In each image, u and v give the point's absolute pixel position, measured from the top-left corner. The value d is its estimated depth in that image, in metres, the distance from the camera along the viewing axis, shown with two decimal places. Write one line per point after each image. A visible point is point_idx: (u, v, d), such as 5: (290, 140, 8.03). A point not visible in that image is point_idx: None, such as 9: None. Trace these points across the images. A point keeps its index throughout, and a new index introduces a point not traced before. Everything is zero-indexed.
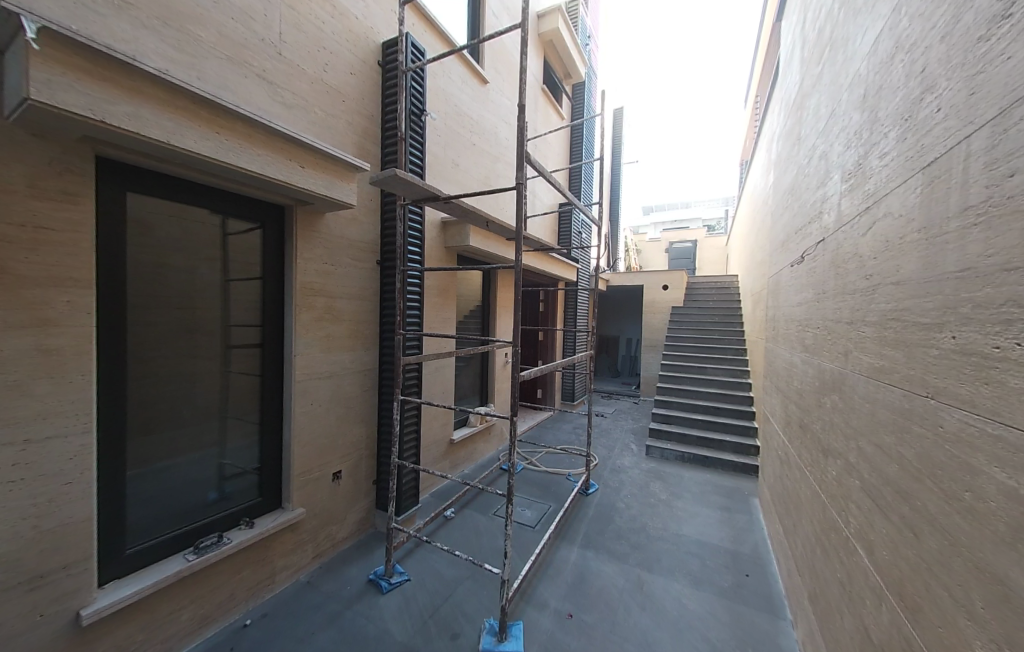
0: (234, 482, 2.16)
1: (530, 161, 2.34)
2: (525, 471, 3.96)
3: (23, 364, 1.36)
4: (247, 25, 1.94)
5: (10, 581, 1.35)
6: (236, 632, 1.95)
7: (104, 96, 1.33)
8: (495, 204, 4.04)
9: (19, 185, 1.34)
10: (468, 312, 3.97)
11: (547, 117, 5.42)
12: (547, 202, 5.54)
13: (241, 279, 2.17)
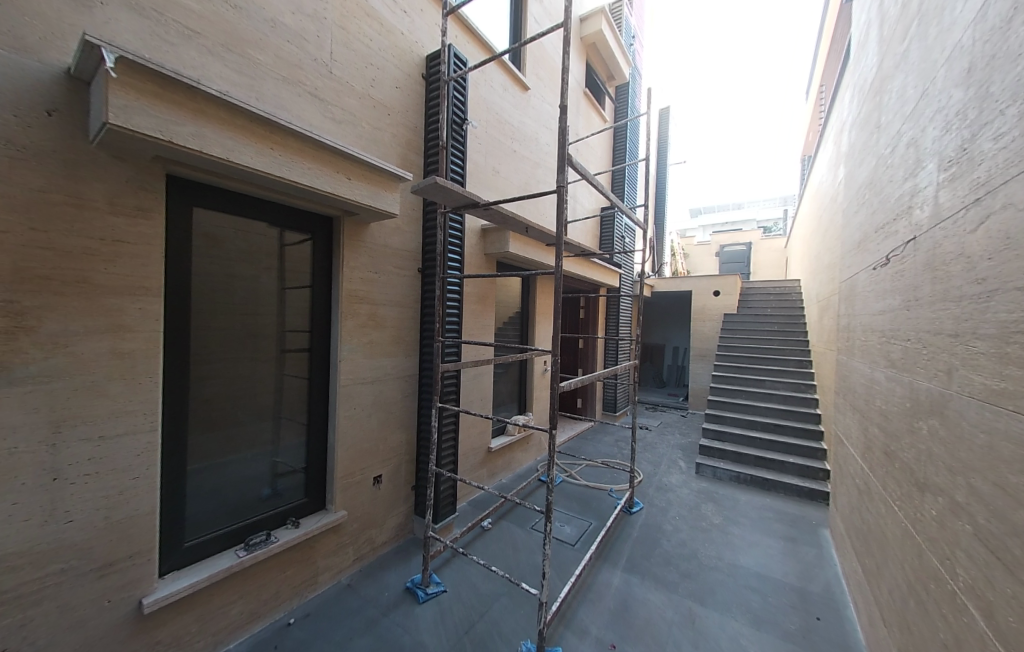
0: (285, 480, 2.25)
1: (572, 164, 2.25)
2: (564, 484, 3.82)
3: (100, 366, 1.48)
4: (300, 46, 2.04)
5: (84, 567, 1.46)
6: (280, 630, 2.00)
7: (171, 118, 1.43)
8: (536, 210, 3.99)
9: (101, 202, 1.47)
10: (506, 319, 3.94)
11: (589, 120, 5.31)
12: (589, 206, 5.41)
13: (294, 286, 2.27)
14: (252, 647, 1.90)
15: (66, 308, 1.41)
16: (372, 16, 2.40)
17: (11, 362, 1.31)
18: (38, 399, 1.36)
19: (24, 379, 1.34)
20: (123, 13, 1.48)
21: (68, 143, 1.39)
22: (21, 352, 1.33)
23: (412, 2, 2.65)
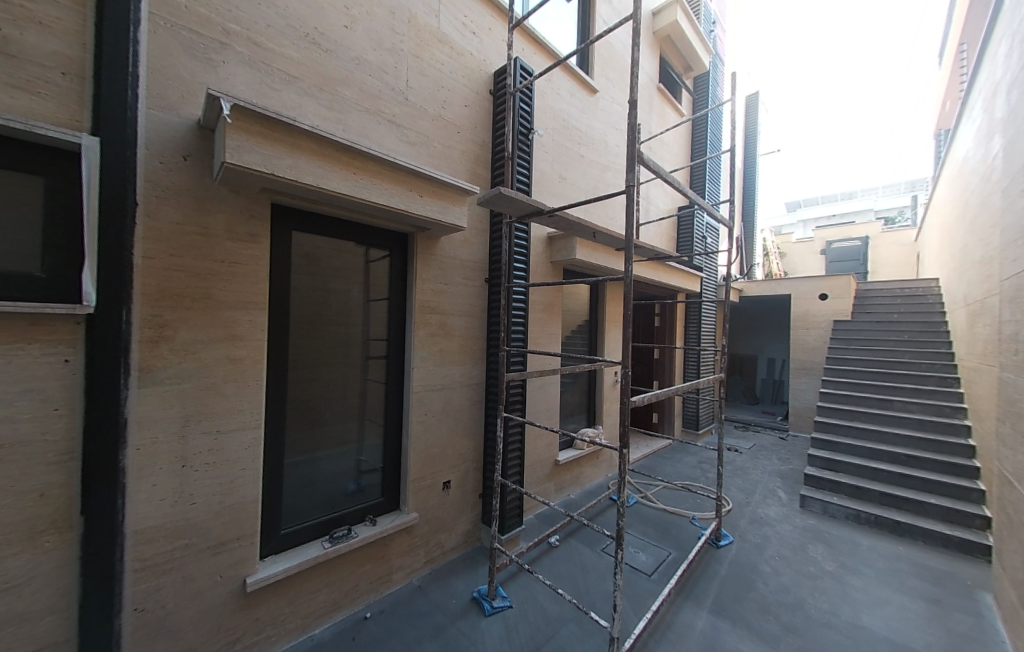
0: (368, 477, 2.41)
1: (644, 163, 2.09)
2: (638, 506, 3.55)
3: (218, 369, 1.73)
4: (380, 78, 2.22)
5: (203, 543, 1.70)
6: (357, 623, 2.12)
7: (273, 153, 1.64)
8: (604, 214, 3.84)
9: (222, 230, 1.73)
10: (574, 328, 3.83)
11: (664, 116, 5.01)
12: (663, 207, 5.06)
13: (376, 298, 2.44)
14: (334, 635, 2.04)
15: (196, 320, 1.67)
16: (444, 41, 2.53)
17: (154, 366, 1.58)
18: (173, 397, 1.62)
19: (163, 380, 1.60)
20: (239, 69, 1.75)
21: (197, 182, 1.66)
22: (161, 357, 1.60)
23: (481, 22, 2.75)
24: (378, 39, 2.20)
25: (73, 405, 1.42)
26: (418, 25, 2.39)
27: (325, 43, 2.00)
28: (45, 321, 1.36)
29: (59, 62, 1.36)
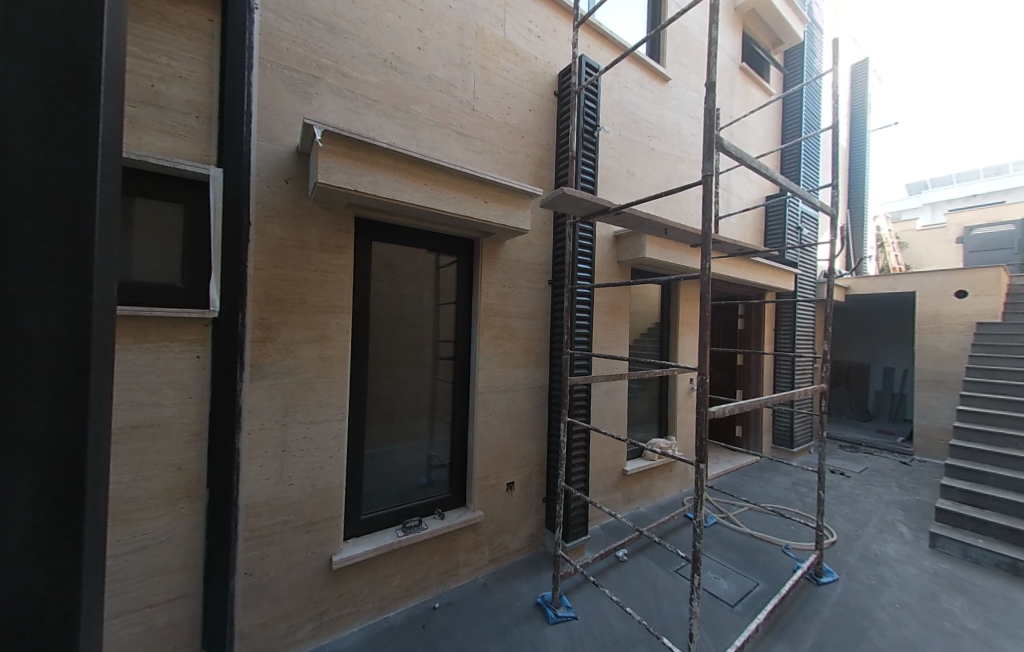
0: (437, 472, 2.52)
1: (723, 149, 1.90)
2: (718, 527, 3.23)
3: (311, 367, 1.95)
4: (449, 93, 2.33)
5: (298, 521, 1.92)
6: (426, 611, 2.22)
7: (356, 171, 1.80)
8: (677, 210, 3.60)
9: (315, 243, 1.95)
10: (643, 331, 3.63)
11: (747, 98, 4.55)
12: (747, 198, 4.58)
13: (445, 302, 2.55)
14: (406, 620, 2.16)
15: (293, 322, 1.90)
16: (509, 49, 2.58)
17: (262, 362, 1.83)
18: (276, 390, 1.86)
19: (269, 374, 1.84)
20: (329, 99, 1.96)
21: (296, 201, 1.89)
22: (267, 355, 1.84)
23: (546, 25, 2.75)
24: (448, 55, 2.32)
25: (202, 393, 1.69)
26: (485, 37, 2.47)
27: (401, 66, 2.16)
28: (183, 323, 1.65)
29: (195, 108, 1.65)
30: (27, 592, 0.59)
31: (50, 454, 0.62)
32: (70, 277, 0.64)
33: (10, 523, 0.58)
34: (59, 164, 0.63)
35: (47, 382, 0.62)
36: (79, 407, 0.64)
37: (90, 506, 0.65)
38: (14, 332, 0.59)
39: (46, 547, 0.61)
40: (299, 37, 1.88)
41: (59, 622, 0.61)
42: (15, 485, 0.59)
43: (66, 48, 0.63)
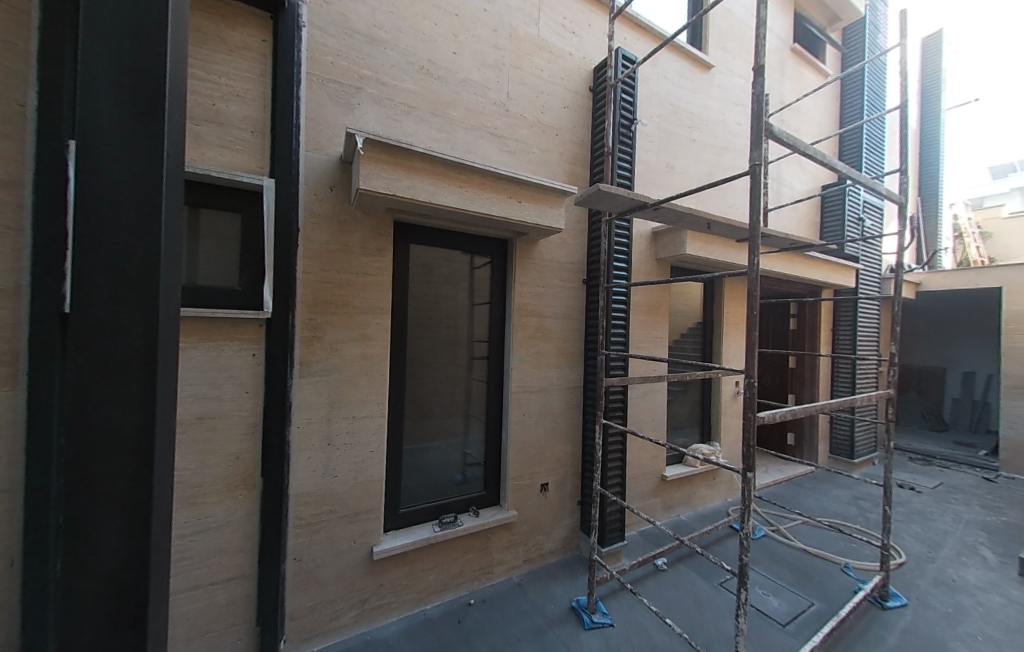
0: (472, 470, 2.56)
1: (774, 136, 1.77)
2: (767, 541, 3.03)
3: (353, 365, 2.04)
4: (484, 95, 2.35)
5: (342, 511, 2.01)
6: (462, 607, 2.26)
7: (395, 176, 1.86)
8: (720, 203, 3.41)
9: (357, 247, 2.04)
10: (684, 332, 3.49)
11: (800, 80, 4.23)
12: (800, 188, 4.27)
13: (479, 302, 2.58)
14: (442, 613, 2.21)
15: (337, 322, 2.00)
16: (543, 47, 2.56)
17: (310, 360, 1.94)
18: (322, 386, 1.96)
19: (316, 371, 1.95)
20: (370, 108, 2.04)
21: (339, 207, 1.99)
22: (314, 353, 1.95)
23: (581, 20, 2.71)
24: (483, 58, 2.34)
25: (257, 388, 1.82)
26: (519, 36, 2.47)
27: (437, 72, 2.21)
28: (241, 323, 1.78)
29: (250, 124, 1.78)
30: (113, 535, 0.79)
31: (127, 436, 0.80)
32: (140, 291, 0.80)
33: (102, 485, 0.78)
34: None
35: (126, 379, 0.80)
36: (147, 399, 0.82)
37: (157, 475, 0.84)
38: (104, 339, 0.77)
39: (124, 504, 0.80)
40: (342, 51, 1.97)
41: (135, 559, 0.81)
42: (105, 454, 0.79)
43: (134, 111, 0.78)
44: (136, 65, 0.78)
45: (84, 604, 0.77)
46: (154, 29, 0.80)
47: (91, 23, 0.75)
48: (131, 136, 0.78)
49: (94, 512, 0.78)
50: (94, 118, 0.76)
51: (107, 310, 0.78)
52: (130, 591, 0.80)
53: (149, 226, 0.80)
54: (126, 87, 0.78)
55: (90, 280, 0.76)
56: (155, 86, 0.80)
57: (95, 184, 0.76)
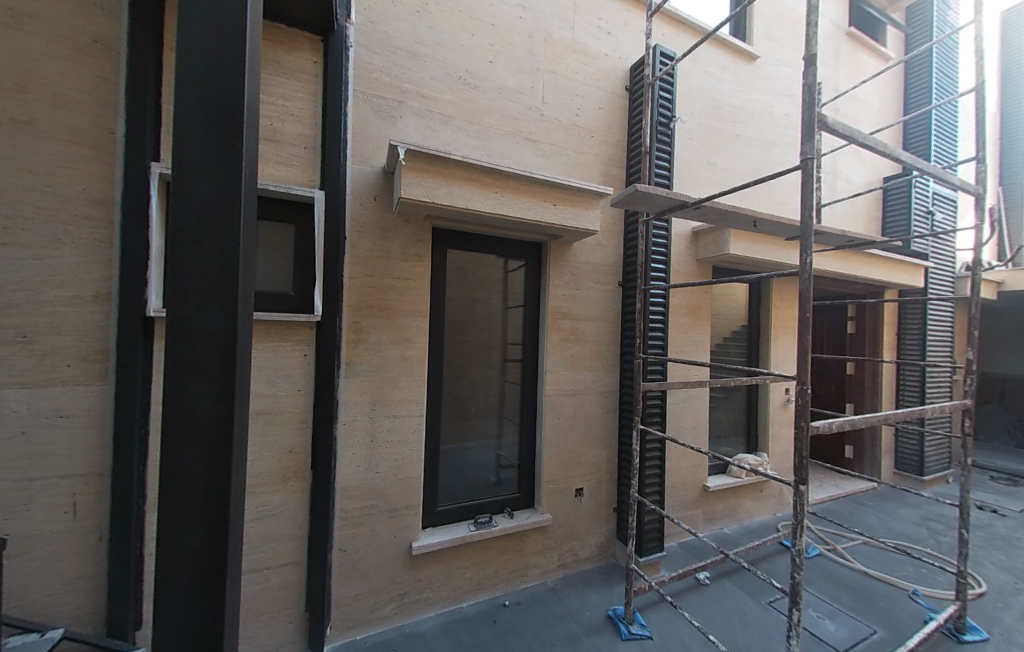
0: (506, 472, 2.58)
1: (827, 127, 1.67)
2: (821, 561, 2.82)
3: (394, 366, 2.12)
4: (519, 101, 2.39)
5: (384, 506, 2.10)
6: (497, 607, 2.28)
7: (434, 184, 1.93)
8: (767, 200, 3.24)
9: (397, 253, 2.13)
10: (727, 335, 3.33)
11: (857, 65, 3.94)
12: (858, 181, 3.96)
13: (513, 306, 2.61)
14: (478, 612, 2.24)
15: (379, 325, 2.09)
16: (578, 49, 2.56)
17: (355, 361, 2.05)
18: (365, 386, 2.06)
19: (360, 372, 2.06)
20: (410, 120, 2.13)
21: (382, 216, 2.09)
22: (359, 354, 2.05)
23: (616, 19, 2.68)
24: (518, 65, 2.38)
25: (307, 387, 1.94)
26: (553, 41, 2.49)
27: (474, 81, 2.27)
28: (294, 326, 1.91)
29: (304, 141, 1.91)
30: (195, 533, 0.79)
31: (208, 426, 0.80)
32: (221, 287, 0.81)
33: (185, 482, 0.79)
34: (218, 205, 0.82)
35: (208, 374, 0.80)
36: (226, 397, 0.81)
37: (235, 469, 0.83)
38: (189, 334, 0.80)
39: (204, 502, 0.79)
40: (386, 67, 2.07)
41: (214, 560, 0.79)
42: (188, 450, 0.79)
43: (217, 113, 0.82)
44: (215, 73, 0.82)
45: (170, 600, 0.77)
46: (233, 35, 0.83)
47: (181, 31, 0.80)
48: (214, 137, 0.81)
49: (179, 506, 0.78)
50: (183, 121, 0.80)
51: (192, 305, 0.80)
52: (207, 593, 0.79)
53: (229, 228, 0.82)
54: (211, 90, 0.82)
55: (179, 277, 0.80)
56: (232, 86, 0.83)
57: (183, 183, 0.80)
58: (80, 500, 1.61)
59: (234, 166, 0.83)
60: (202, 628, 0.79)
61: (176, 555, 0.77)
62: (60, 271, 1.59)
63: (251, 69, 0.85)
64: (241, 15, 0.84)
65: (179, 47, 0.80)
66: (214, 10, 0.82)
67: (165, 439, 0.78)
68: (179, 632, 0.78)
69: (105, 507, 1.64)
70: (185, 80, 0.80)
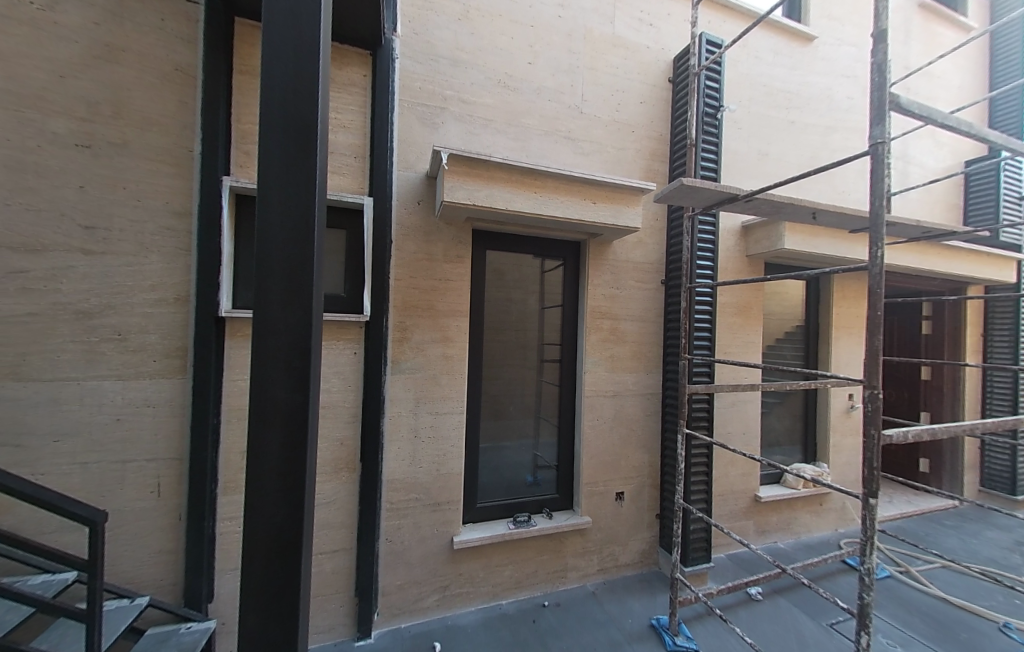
0: (544, 472, 2.58)
1: (900, 107, 1.52)
2: (891, 583, 2.58)
3: (436, 365, 2.19)
4: (558, 100, 2.38)
5: (426, 500, 2.16)
6: (536, 607, 2.27)
7: (475, 187, 1.97)
8: (826, 191, 3.01)
9: (439, 256, 2.19)
10: (780, 336, 3.13)
11: (932, 39, 3.56)
12: (934, 166, 3.58)
13: (551, 306, 2.60)
14: (518, 611, 2.25)
15: (421, 325, 2.16)
16: (619, 44, 2.51)
17: (401, 359, 2.13)
18: (409, 383, 2.14)
19: (405, 370, 2.14)
20: (452, 125, 2.19)
21: (425, 219, 2.16)
22: (404, 353, 2.13)
23: (659, 11, 2.60)
24: (557, 64, 2.38)
25: (356, 383, 2.05)
26: (593, 37, 2.46)
27: (513, 84, 2.29)
28: (344, 326, 2.02)
29: (353, 151, 2.02)
30: (276, 513, 0.86)
31: (286, 413, 0.87)
32: (298, 287, 0.88)
33: (265, 464, 0.86)
34: (293, 211, 0.88)
35: (288, 367, 0.87)
36: (301, 387, 0.87)
37: (308, 455, 0.89)
38: (271, 330, 0.87)
39: (283, 485, 0.86)
40: (429, 76, 2.14)
41: (291, 539, 0.86)
42: (271, 436, 0.86)
43: (294, 125, 0.88)
44: (291, 89, 0.88)
45: (253, 570, 0.84)
46: (307, 52, 0.89)
47: (265, 53, 0.87)
48: (291, 148, 0.88)
49: (262, 488, 0.85)
50: (266, 133, 0.87)
51: (275, 304, 0.87)
52: (285, 569, 0.85)
53: (304, 231, 0.88)
54: (289, 106, 0.88)
55: (262, 276, 0.87)
56: (307, 100, 0.89)
57: (266, 191, 0.87)
58: (163, 481, 1.80)
59: (309, 175, 0.89)
60: (279, 602, 0.85)
61: (259, 530, 0.84)
62: (147, 276, 1.79)
63: (323, 83, 0.91)
64: (315, 33, 0.90)
65: (263, 68, 0.87)
66: (292, 32, 0.89)
67: (251, 426, 0.85)
68: (259, 604, 0.84)
69: (183, 488, 1.82)
70: (267, 99, 0.87)
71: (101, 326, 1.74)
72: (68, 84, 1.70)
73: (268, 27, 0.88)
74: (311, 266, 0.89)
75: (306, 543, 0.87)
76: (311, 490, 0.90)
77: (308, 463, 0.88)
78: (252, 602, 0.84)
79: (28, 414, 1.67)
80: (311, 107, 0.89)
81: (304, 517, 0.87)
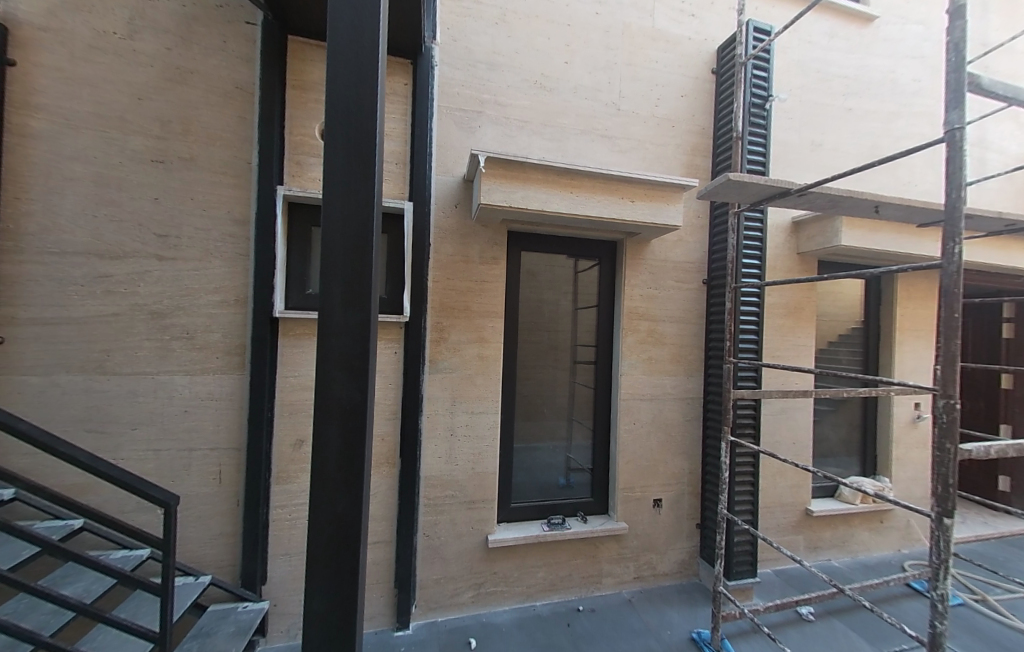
0: (577, 475, 2.55)
1: (980, 88, 1.38)
2: (966, 612, 2.34)
3: (471, 365, 2.22)
4: (595, 98, 2.35)
5: (462, 498, 2.20)
6: (571, 611, 2.25)
7: (512, 189, 1.98)
8: (888, 182, 2.78)
9: (476, 258, 2.23)
10: (834, 339, 2.92)
11: (1016, 10, 3.20)
12: (1017, 152, 3.21)
13: (585, 307, 2.57)
14: (552, 613, 2.24)
15: (457, 326, 2.20)
16: (658, 37, 2.44)
17: (438, 359, 2.18)
18: (446, 383, 2.19)
19: (442, 369, 2.18)
20: (488, 128, 2.22)
21: (461, 222, 2.20)
22: (441, 353, 2.18)
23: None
24: (594, 62, 2.35)
25: (396, 381, 2.12)
26: (632, 32, 2.40)
27: (549, 84, 2.29)
28: (385, 326, 2.09)
29: (395, 157, 2.09)
30: (336, 503, 0.90)
31: (345, 410, 0.91)
32: (358, 290, 0.92)
33: (326, 458, 0.90)
34: (353, 218, 0.93)
35: (348, 366, 0.92)
36: (358, 385, 0.92)
37: (364, 450, 0.92)
38: (333, 330, 0.91)
39: (340, 477, 0.91)
40: (467, 80, 2.18)
41: (348, 530, 0.90)
42: (331, 430, 0.91)
43: (355, 138, 0.93)
44: (351, 102, 0.93)
45: (315, 557, 0.89)
46: (367, 67, 0.94)
47: (330, 70, 0.92)
48: (352, 159, 0.92)
49: (324, 477, 0.90)
50: (330, 146, 0.92)
51: (337, 307, 0.92)
52: (342, 558, 0.90)
53: (364, 238, 0.93)
54: (350, 118, 0.93)
55: (325, 280, 0.92)
56: (365, 111, 0.93)
57: (330, 200, 0.92)
58: (223, 469, 1.94)
59: (368, 183, 0.93)
60: (338, 588, 0.89)
61: (320, 519, 0.89)
62: (211, 279, 1.94)
63: (381, 94, 0.95)
64: (374, 47, 0.94)
65: (327, 84, 0.92)
66: (355, 48, 0.94)
67: (314, 420, 0.90)
68: (320, 590, 0.89)
69: (240, 477, 1.96)
70: (331, 112, 0.92)
71: (172, 326, 1.90)
72: (145, 105, 1.87)
73: (333, 46, 0.93)
74: (370, 271, 0.93)
75: (363, 532, 0.92)
76: (367, 483, 0.94)
77: (365, 457, 0.92)
78: (316, 585, 0.89)
79: (111, 404, 1.86)
80: (371, 119, 0.93)
81: (359, 509, 0.91)
